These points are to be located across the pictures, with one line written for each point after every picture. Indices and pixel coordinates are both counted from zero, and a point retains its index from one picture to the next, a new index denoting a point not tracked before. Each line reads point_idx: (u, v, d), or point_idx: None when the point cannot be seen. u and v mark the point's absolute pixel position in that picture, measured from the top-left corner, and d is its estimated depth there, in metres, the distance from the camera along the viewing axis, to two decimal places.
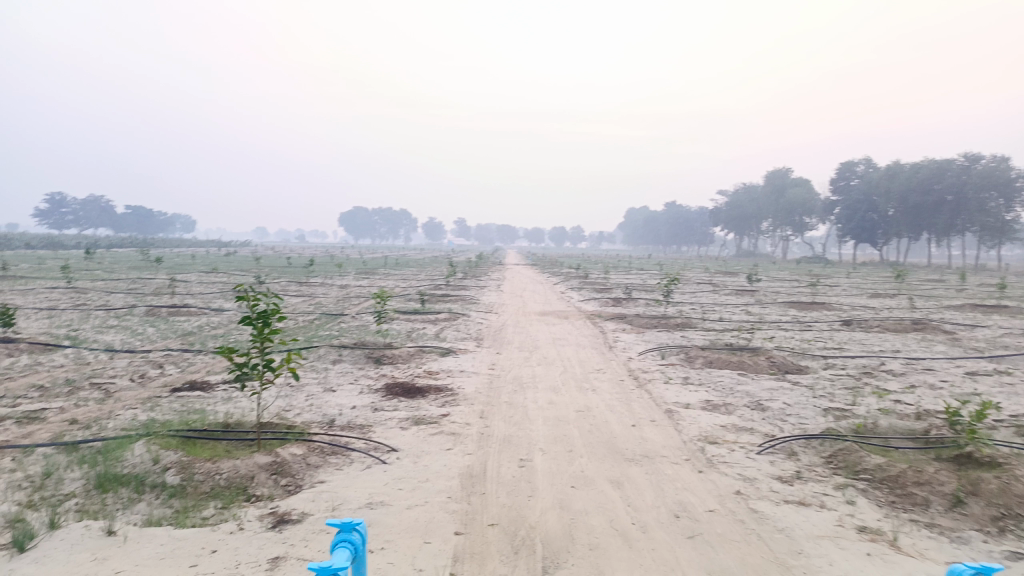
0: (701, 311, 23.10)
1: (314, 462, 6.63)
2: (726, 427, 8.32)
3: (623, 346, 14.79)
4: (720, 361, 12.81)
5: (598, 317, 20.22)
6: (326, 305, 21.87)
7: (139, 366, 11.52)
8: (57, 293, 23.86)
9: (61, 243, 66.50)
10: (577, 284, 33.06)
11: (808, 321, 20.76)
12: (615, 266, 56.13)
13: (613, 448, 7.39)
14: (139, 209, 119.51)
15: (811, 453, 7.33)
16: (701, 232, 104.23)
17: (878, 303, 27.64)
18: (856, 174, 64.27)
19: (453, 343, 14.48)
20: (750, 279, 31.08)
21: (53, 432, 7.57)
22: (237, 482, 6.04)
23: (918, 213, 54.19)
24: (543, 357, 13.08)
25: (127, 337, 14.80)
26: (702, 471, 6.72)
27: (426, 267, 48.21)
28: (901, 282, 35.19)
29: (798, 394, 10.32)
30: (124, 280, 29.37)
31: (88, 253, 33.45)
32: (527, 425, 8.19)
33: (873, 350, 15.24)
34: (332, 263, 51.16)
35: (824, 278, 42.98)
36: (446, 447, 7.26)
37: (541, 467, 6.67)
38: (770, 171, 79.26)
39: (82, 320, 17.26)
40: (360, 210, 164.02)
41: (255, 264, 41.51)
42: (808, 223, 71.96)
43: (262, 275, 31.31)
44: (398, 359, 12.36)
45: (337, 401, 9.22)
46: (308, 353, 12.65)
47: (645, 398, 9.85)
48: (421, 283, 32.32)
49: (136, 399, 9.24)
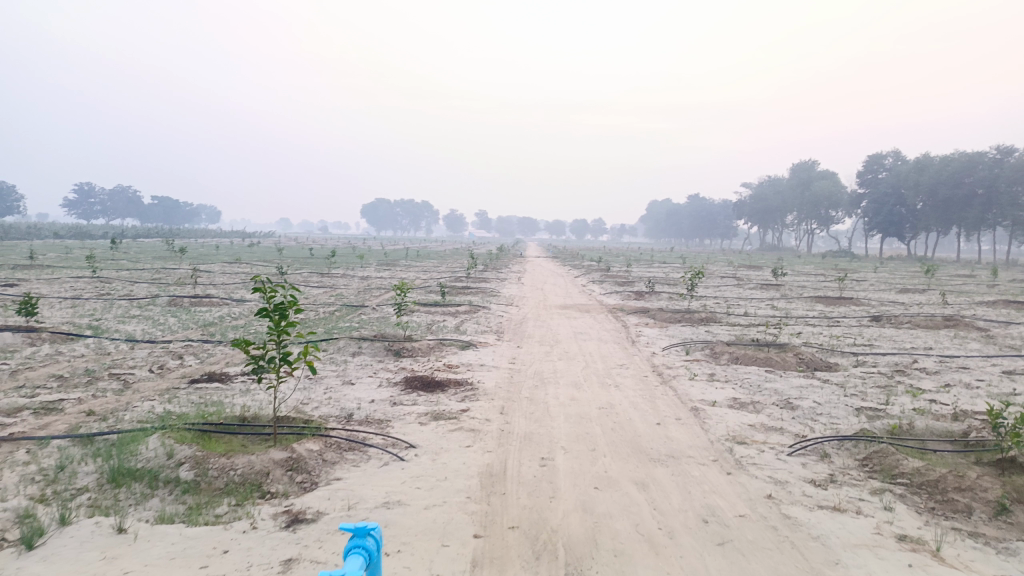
0: (725, 306, 22.73)
1: (330, 459, 6.46)
2: (754, 427, 8.04)
3: (646, 341, 14.52)
4: (747, 357, 12.50)
5: (620, 311, 19.93)
6: (347, 296, 21.79)
7: (158, 357, 11.47)
8: (82, 282, 24.07)
9: (89, 233, 67.51)
10: (599, 277, 32.77)
11: (836, 317, 20.31)
12: (638, 259, 55.69)
13: (637, 447, 7.16)
14: (165, 201, 120.96)
15: (844, 455, 7.04)
16: (725, 225, 103.23)
17: (908, 298, 27.02)
18: (884, 167, 63.11)
19: (474, 336, 14.30)
20: (775, 274, 30.59)
21: (70, 424, 7.50)
22: (252, 479, 5.90)
23: (948, 207, 53.06)
24: (565, 352, 12.85)
25: (148, 327, 14.82)
26: (730, 473, 6.47)
27: (446, 259, 48.09)
28: (932, 278, 34.41)
29: (828, 392, 10.00)
30: (148, 270, 29.56)
31: (114, 243, 33.75)
32: (548, 422, 7.97)
33: (904, 347, 14.83)
34: (354, 254, 51.25)
35: (851, 272, 42.28)
36: (465, 444, 7.07)
37: (563, 467, 6.46)
38: (796, 163, 78.12)
39: (105, 309, 17.34)
40: (381, 201, 164.74)
41: (277, 256, 41.68)
42: (834, 217, 70.84)
43: (284, 266, 31.39)
44: (418, 352, 12.20)
45: (355, 395, 9.07)
46: (328, 344, 12.54)
47: (670, 395, 9.59)
48: (442, 275, 32.19)
49: (154, 390, 9.18)
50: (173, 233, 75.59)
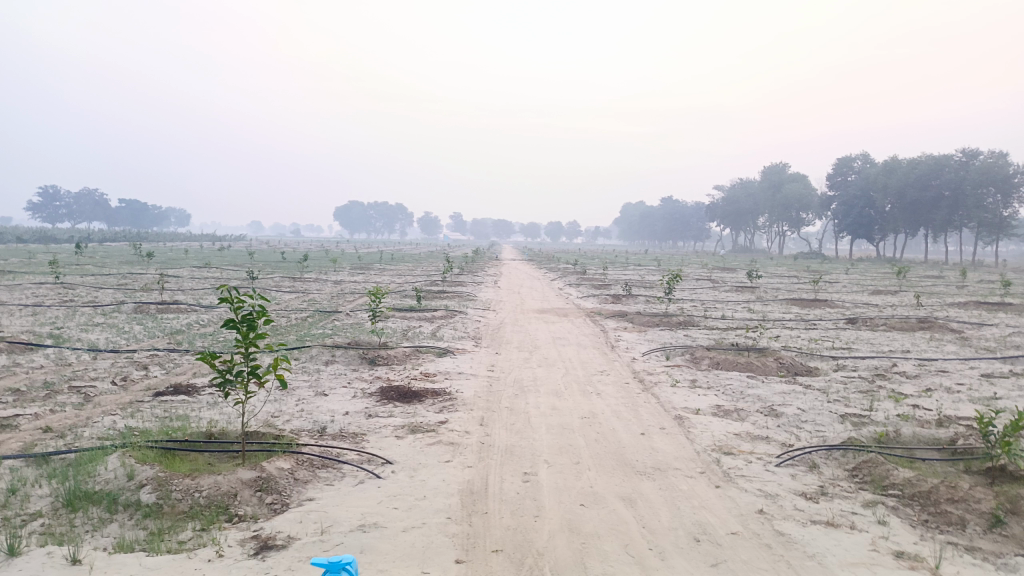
0: (702, 308, 22.67)
1: (302, 477, 6.13)
2: (740, 436, 7.86)
3: (626, 346, 14.32)
4: (727, 362, 12.36)
5: (598, 315, 19.74)
6: (320, 301, 21.36)
7: (122, 368, 11.01)
8: (44, 288, 23.30)
9: (53, 237, 65.86)
10: (575, 280, 32.62)
11: (813, 320, 20.33)
12: (614, 262, 55.68)
13: (622, 459, 6.94)
14: (134, 203, 118.78)
15: (833, 465, 6.89)
16: (698, 227, 103.95)
17: (881, 300, 27.19)
18: (854, 170, 63.98)
19: (451, 342, 14.00)
20: (750, 275, 30.68)
21: (24, 442, 7.07)
22: (218, 501, 5.56)
23: (916, 209, 53.82)
24: (544, 358, 12.61)
25: (112, 335, 14.30)
26: (719, 487, 6.26)
27: (422, 261, 47.63)
28: (903, 280, 34.83)
29: (811, 398, 9.88)
30: (115, 275, 28.75)
31: (79, 248, 32.83)
32: (530, 433, 7.72)
33: (882, 350, 14.81)
34: (327, 258, 50.60)
35: (824, 274, 42.71)
36: (445, 459, 6.78)
37: (546, 482, 6.20)
38: (767, 166, 78.84)
39: (67, 317, 16.74)
40: (355, 205, 163.50)
41: (248, 260, 41.00)
42: (806, 219, 71.61)
43: (256, 271, 30.78)
44: (393, 360, 11.87)
45: (328, 407, 8.73)
46: (300, 353, 12.15)
47: (653, 403, 9.38)
48: (417, 279, 31.80)
49: (117, 404, 8.76)
50: (141, 236, 74.08)
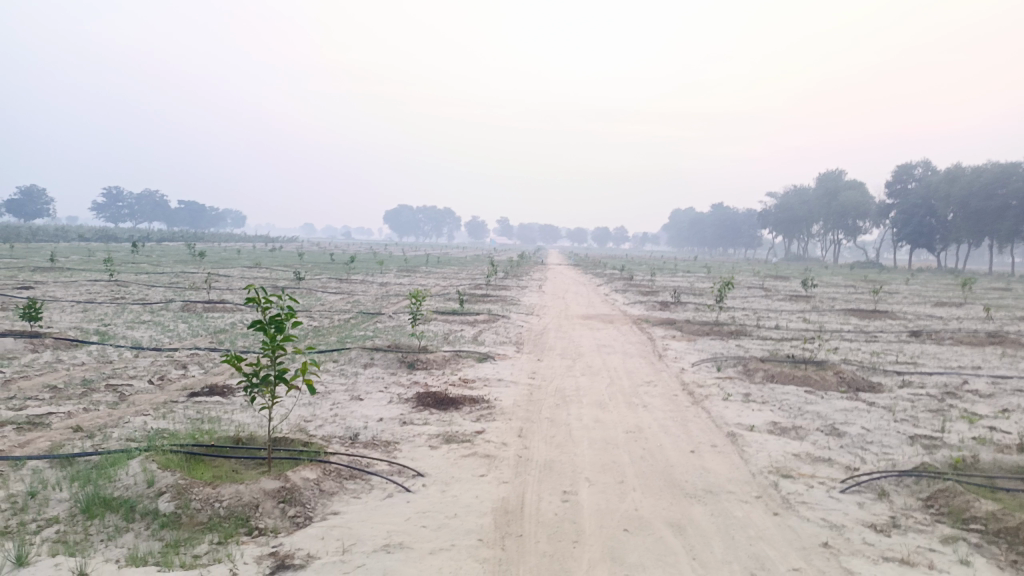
0: (754, 318, 21.84)
1: (328, 489, 5.80)
2: (799, 457, 7.26)
3: (674, 356, 13.73)
4: (783, 375, 11.67)
5: (646, 323, 19.13)
6: (364, 302, 21.28)
7: (161, 367, 10.92)
8: (99, 285, 23.78)
9: (115, 236, 68.10)
10: (622, 286, 32.01)
11: (873, 332, 19.34)
12: (661, 268, 54.69)
13: (670, 480, 6.43)
14: (192, 204, 122.43)
15: (904, 494, 6.25)
16: (750, 234, 101.70)
17: (946, 313, 25.86)
18: (914, 177, 61.58)
19: (492, 347, 13.62)
20: (805, 284, 29.55)
21: (53, 441, 6.92)
22: (238, 513, 5.25)
23: (981, 218, 51.46)
24: (588, 366, 12.12)
25: (156, 333, 14.33)
26: (778, 515, 5.72)
27: (467, 266, 47.41)
28: (968, 291, 33.20)
29: (876, 417, 9.18)
30: (167, 274, 29.25)
31: (135, 247, 33.56)
32: (570, 447, 7.26)
33: (951, 365, 13.86)
34: (374, 259, 50.90)
35: (883, 284, 41.10)
36: (479, 473, 6.38)
37: (587, 503, 5.75)
38: (822, 173, 76.64)
39: (116, 314, 16.90)
40: (404, 208, 165.21)
41: (297, 261, 41.43)
42: (862, 227, 69.35)
43: (303, 272, 31.02)
44: (432, 364, 11.54)
45: (363, 412, 8.43)
46: (338, 355, 11.93)
47: (704, 418, 8.82)
48: (462, 282, 31.65)
49: (150, 403, 8.63)
50: (197, 237, 75.93)
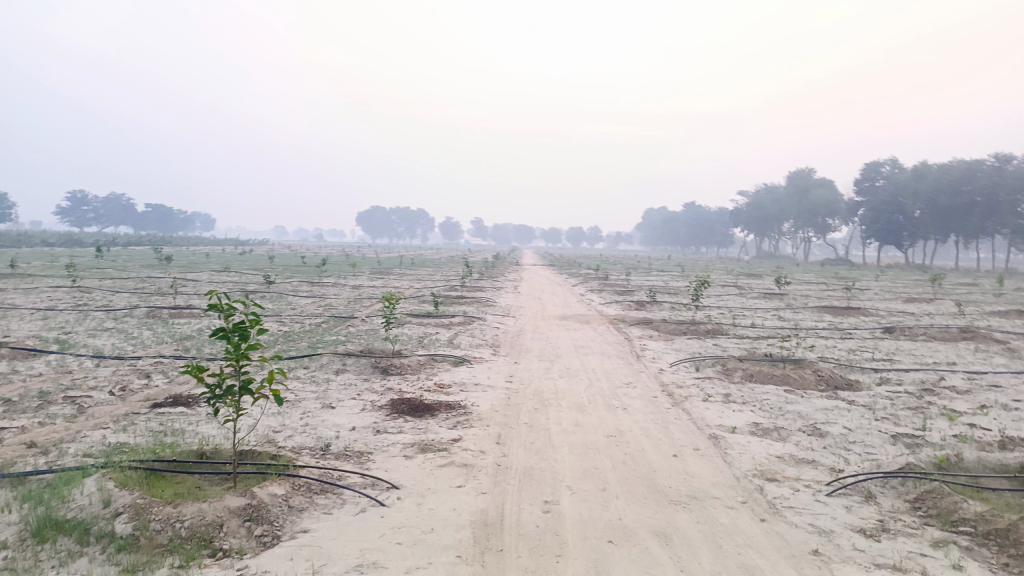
0: (730, 316, 21.82)
1: (298, 505, 5.51)
2: (784, 459, 7.12)
3: (652, 356, 13.58)
4: (762, 374, 11.58)
5: (622, 322, 19.00)
6: (336, 306, 20.87)
7: (123, 376, 10.50)
8: (60, 292, 23.02)
9: (80, 241, 66.56)
10: (597, 286, 31.90)
11: (847, 329, 19.43)
12: (636, 267, 54.74)
13: (653, 486, 6.25)
14: (160, 208, 120.23)
15: (891, 496, 6.13)
16: (722, 232, 102.50)
17: (917, 308, 26.11)
18: (882, 175, 62.45)
19: (468, 350, 13.37)
20: (778, 282, 29.69)
21: (5, 459, 6.54)
22: (201, 533, 4.95)
23: (947, 215, 52.30)
24: (566, 368, 11.91)
25: (119, 341, 13.84)
26: (765, 520, 5.56)
27: (442, 268, 47.10)
28: (937, 287, 33.65)
29: (857, 416, 9.10)
30: (132, 279, 28.45)
31: (99, 251, 32.65)
32: (550, 454, 7.05)
33: (926, 362, 13.89)
34: (346, 262, 50.26)
35: (854, 281, 41.50)
36: (457, 483, 6.14)
37: (569, 513, 5.53)
38: (792, 172, 77.48)
39: (77, 322, 16.32)
40: (377, 210, 164.04)
41: (268, 264, 40.70)
42: (832, 225, 70.21)
43: (273, 275, 30.47)
44: (407, 369, 11.25)
45: (334, 421, 8.14)
46: (309, 361, 11.59)
47: (685, 420, 8.65)
48: (436, 284, 31.33)
49: (110, 415, 8.23)
50: (165, 241, 74.40)
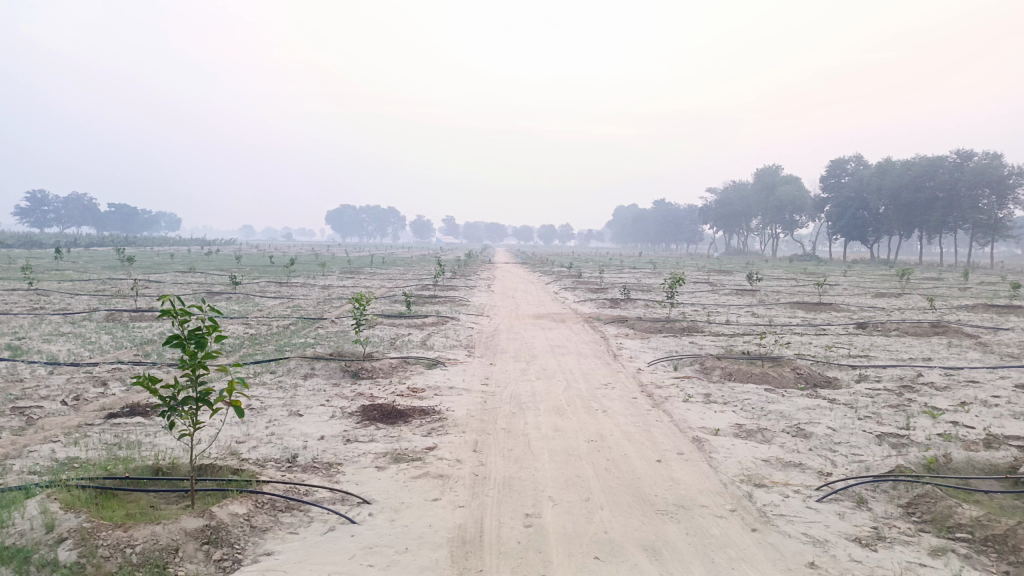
0: (704, 313, 21.73)
1: (261, 525, 5.13)
2: (770, 463, 6.90)
3: (629, 355, 13.34)
4: (741, 373, 11.40)
5: (597, 321, 18.77)
6: (305, 307, 20.34)
7: (78, 384, 9.95)
8: (16, 295, 22.11)
9: (39, 241, 64.65)
10: (570, 284, 31.69)
11: (821, 325, 19.44)
12: (607, 264, 54.66)
13: (639, 494, 5.97)
14: (123, 207, 117.51)
15: (883, 501, 5.93)
16: (691, 229, 103.15)
17: (886, 304, 26.31)
18: (848, 172, 63.29)
19: (441, 352, 13.01)
20: (750, 278, 29.74)
21: None
22: (154, 559, 4.53)
23: (911, 210, 53.09)
24: (543, 369, 11.61)
25: (76, 346, 13.23)
26: (756, 530, 5.31)
27: (413, 266, 46.53)
28: (905, 282, 34.03)
29: (840, 415, 8.94)
30: (92, 281, 27.53)
31: (58, 253, 31.60)
32: (529, 461, 6.74)
33: (902, 357, 13.86)
34: (316, 262, 49.40)
35: (823, 275, 41.88)
36: (432, 496, 5.80)
37: (553, 527, 5.23)
38: (759, 169, 78.12)
39: (32, 326, 15.62)
40: (347, 208, 162.51)
41: (235, 264, 39.82)
42: (799, 221, 70.98)
43: (241, 276, 29.83)
44: (378, 373, 10.85)
45: (302, 430, 7.73)
46: (276, 366, 11.13)
47: (667, 422, 8.40)
48: (408, 283, 30.86)
49: (62, 428, 7.73)
50: (128, 241, 72.67)
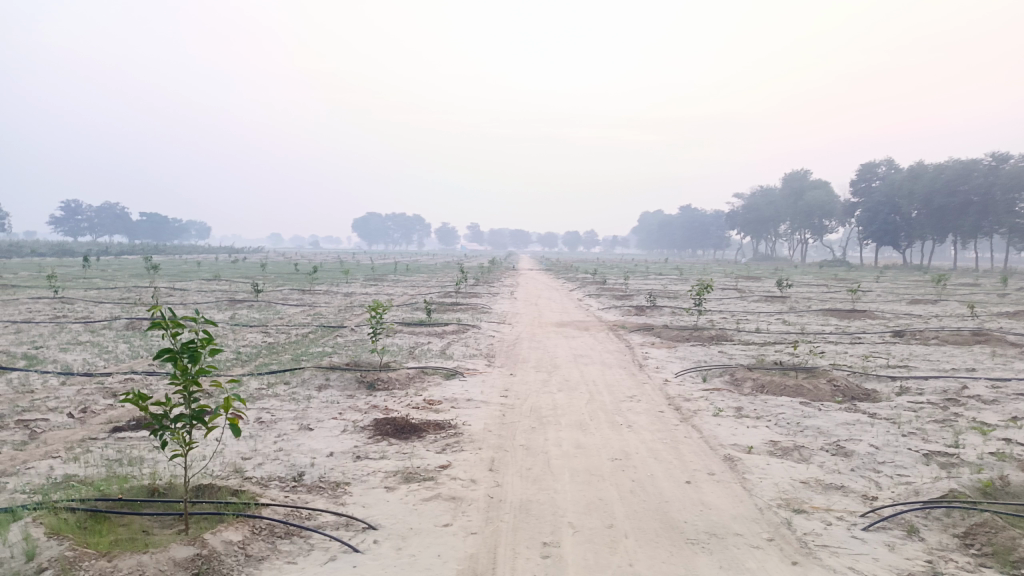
0: (734, 321, 21.08)
1: (256, 554, 4.76)
2: (810, 485, 6.39)
3: (656, 365, 12.85)
4: (774, 386, 10.85)
5: (622, 329, 18.25)
6: (325, 315, 20.08)
7: (88, 396, 9.72)
8: (41, 303, 22.18)
9: (71, 250, 65.66)
10: (595, 291, 31.15)
11: (855, 333, 18.73)
12: (632, 271, 54.05)
13: (667, 521, 5.51)
14: (154, 217, 119.47)
15: (937, 530, 5.40)
16: (718, 236, 101.80)
17: (923, 311, 25.41)
18: (878, 176, 61.96)
19: (461, 361, 12.64)
20: (780, 285, 29.01)
21: None
22: None
23: (944, 215, 51.73)
24: (565, 380, 11.15)
25: (92, 356, 13.05)
26: (796, 563, 4.84)
27: (436, 273, 46.47)
28: (941, 289, 33.01)
29: (882, 431, 8.37)
30: (118, 289, 27.66)
31: (85, 261, 31.84)
32: (548, 482, 6.31)
33: (944, 368, 13.15)
34: (340, 269, 49.43)
35: (854, 282, 40.77)
36: (443, 522, 5.39)
37: (572, 559, 4.79)
38: (787, 173, 76.78)
39: (52, 335, 15.51)
40: (373, 216, 163.56)
41: (260, 271, 39.92)
42: (828, 226, 69.55)
43: (264, 284, 29.82)
44: (395, 384, 10.49)
45: (311, 445, 7.38)
46: (290, 376, 10.83)
47: (696, 439, 7.91)
48: (431, 290, 30.59)
49: (64, 443, 7.46)
50: (157, 249, 73.61)
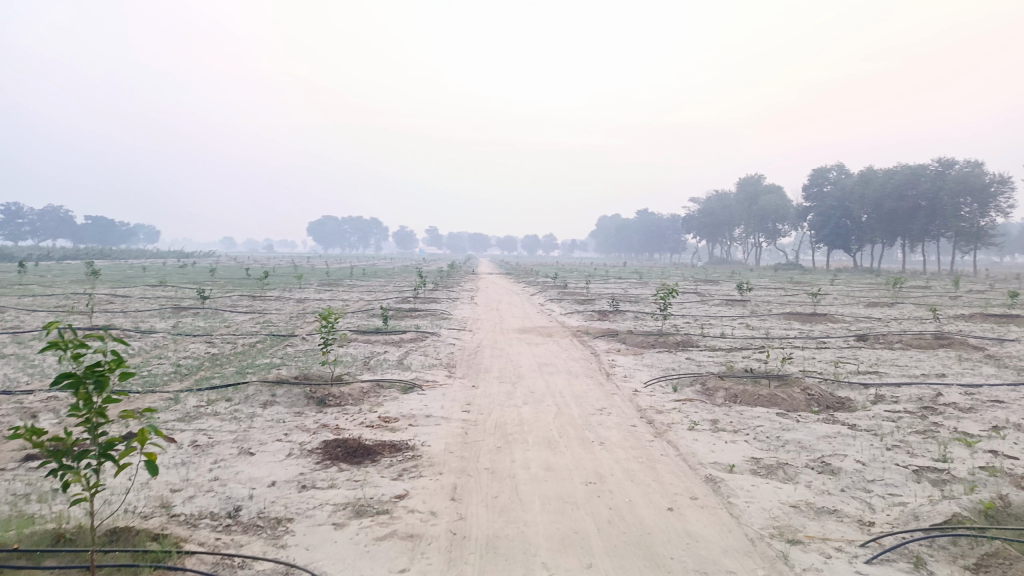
0: (698, 326, 20.75)
1: None
2: (801, 509, 5.88)
3: (624, 374, 12.32)
4: (747, 395, 10.38)
5: (586, 335, 17.67)
6: (276, 323, 19.11)
7: (2, 418, 8.73)
8: None
9: (9, 254, 62.82)
10: (556, 295, 30.69)
11: (820, 337, 18.49)
12: (592, 275, 53.68)
13: (652, 558, 4.91)
14: (100, 220, 115.42)
15: (945, 562, 4.91)
16: (674, 239, 102.44)
17: (882, 314, 25.46)
18: (829, 180, 62.94)
19: (419, 373, 11.91)
20: (740, 289, 28.90)
21: None
22: None
23: (893, 219, 52.60)
24: (530, 392, 10.53)
25: (15, 371, 11.92)
26: None
27: (393, 278, 45.54)
28: (896, 292, 33.36)
29: (866, 445, 7.93)
30: (54, 297, 26.06)
31: (20, 268, 30.02)
32: (517, 512, 5.67)
33: (914, 374, 12.88)
34: (294, 274, 48.02)
35: (811, 284, 41.08)
36: (399, 567, 4.70)
37: None
38: (741, 177, 77.51)
39: None
40: (328, 220, 160.97)
41: (209, 278, 38.39)
42: (782, 230, 70.50)
43: (212, 290, 28.56)
44: (347, 400, 9.73)
45: (251, 473, 6.60)
46: (233, 392, 9.97)
47: (674, 457, 7.36)
48: (387, 296, 29.67)
49: None
50: (105, 254, 70.84)
